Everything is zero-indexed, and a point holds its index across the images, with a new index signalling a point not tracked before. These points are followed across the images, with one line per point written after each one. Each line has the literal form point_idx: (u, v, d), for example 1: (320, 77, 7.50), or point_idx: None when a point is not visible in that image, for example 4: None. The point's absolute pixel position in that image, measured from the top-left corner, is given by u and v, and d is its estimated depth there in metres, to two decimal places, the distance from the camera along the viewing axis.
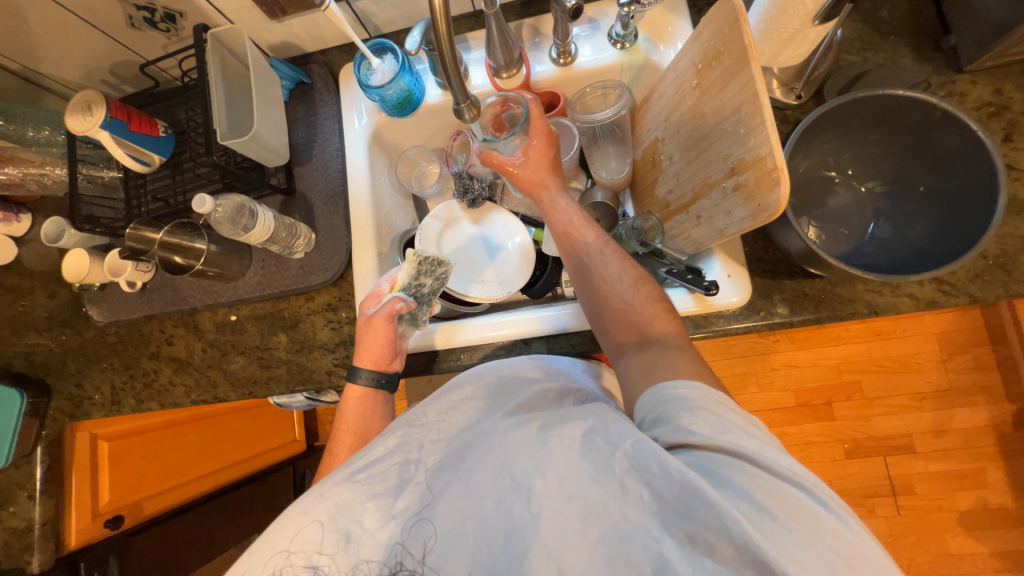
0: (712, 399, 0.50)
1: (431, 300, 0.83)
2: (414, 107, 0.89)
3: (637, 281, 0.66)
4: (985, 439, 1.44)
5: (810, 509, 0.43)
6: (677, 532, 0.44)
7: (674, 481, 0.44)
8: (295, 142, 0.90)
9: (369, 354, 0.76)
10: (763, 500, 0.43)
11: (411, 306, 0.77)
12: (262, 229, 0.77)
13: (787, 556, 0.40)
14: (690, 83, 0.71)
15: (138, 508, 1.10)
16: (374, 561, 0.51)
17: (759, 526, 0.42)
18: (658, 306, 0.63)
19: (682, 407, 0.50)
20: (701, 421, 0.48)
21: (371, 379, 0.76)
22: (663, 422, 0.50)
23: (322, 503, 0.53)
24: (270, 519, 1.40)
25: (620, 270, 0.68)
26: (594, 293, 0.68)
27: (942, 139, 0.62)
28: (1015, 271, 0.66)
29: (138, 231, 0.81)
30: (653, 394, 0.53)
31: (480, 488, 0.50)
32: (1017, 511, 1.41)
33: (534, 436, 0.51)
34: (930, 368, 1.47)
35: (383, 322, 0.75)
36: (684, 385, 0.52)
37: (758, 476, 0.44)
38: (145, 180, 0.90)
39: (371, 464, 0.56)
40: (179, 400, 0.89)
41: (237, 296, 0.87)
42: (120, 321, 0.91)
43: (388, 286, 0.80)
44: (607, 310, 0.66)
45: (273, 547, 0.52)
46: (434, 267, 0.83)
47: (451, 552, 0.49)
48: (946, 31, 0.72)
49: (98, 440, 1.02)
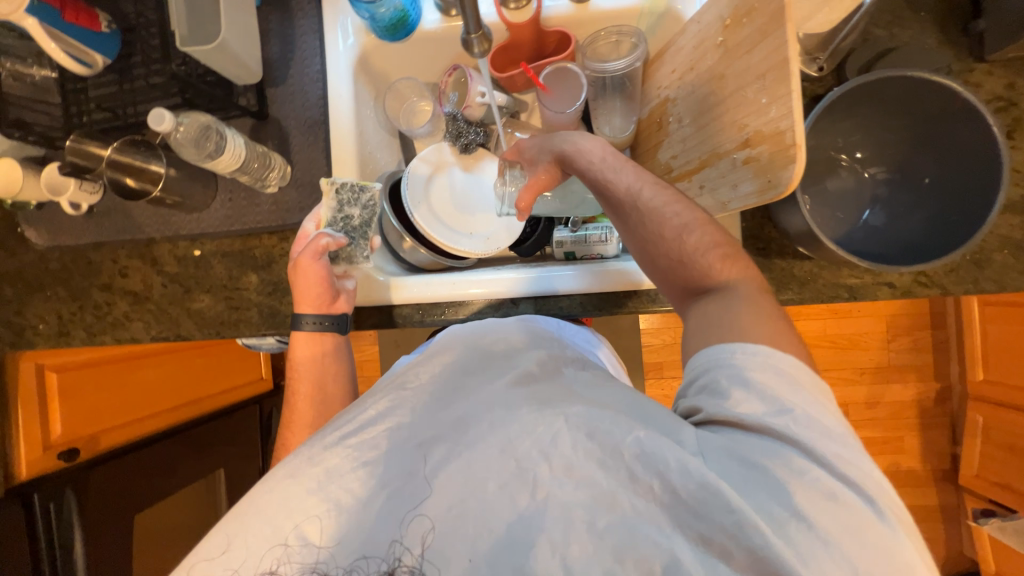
0: (775, 372, 0.47)
1: (366, 232, 0.77)
2: (409, 33, 0.79)
3: (686, 228, 0.60)
4: (909, 412, 1.60)
5: (856, 517, 0.41)
6: (690, 532, 0.44)
7: (691, 477, 0.44)
8: (267, 58, 0.79)
9: (305, 299, 0.72)
10: (802, 507, 0.42)
11: (340, 243, 0.73)
12: (231, 157, 0.69)
13: (815, 567, 0.40)
14: (714, 40, 0.65)
15: (95, 441, 1.05)
16: (368, 556, 0.47)
17: (790, 535, 0.41)
18: (717, 253, 0.58)
19: (737, 379, 0.48)
20: (752, 401, 0.46)
21: (315, 324, 0.73)
22: (713, 392, 0.49)
23: (311, 468, 0.50)
24: (236, 454, 1.39)
25: (666, 218, 0.60)
26: (641, 248, 0.63)
27: (954, 133, 0.62)
28: (987, 268, 0.69)
29: (81, 144, 0.73)
30: (708, 358, 0.51)
31: (482, 468, 0.49)
32: (922, 473, 1.61)
33: (538, 415, 0.50)
34: (875, 347, 1.58)
35: (310, 262, 0.71)
36: (742, 352, 0.49)
37: (807, 476, 0.43)
38: (86, 84, 0.78)
39: (361, 428, 0.53)
40: (137, 336, 0.83)
41: (200, 229, 0.80)
42: (64, 246, 0.82)
43: (315, 226, 0.76)
44: (656, 266, 0.62)
45: (259, 520, 0.48)
46: (358, 194, 0.76)
47: (452, 539, 0.47)
48: (975, 13, 0.70)
49: (46, 371, 0.96)
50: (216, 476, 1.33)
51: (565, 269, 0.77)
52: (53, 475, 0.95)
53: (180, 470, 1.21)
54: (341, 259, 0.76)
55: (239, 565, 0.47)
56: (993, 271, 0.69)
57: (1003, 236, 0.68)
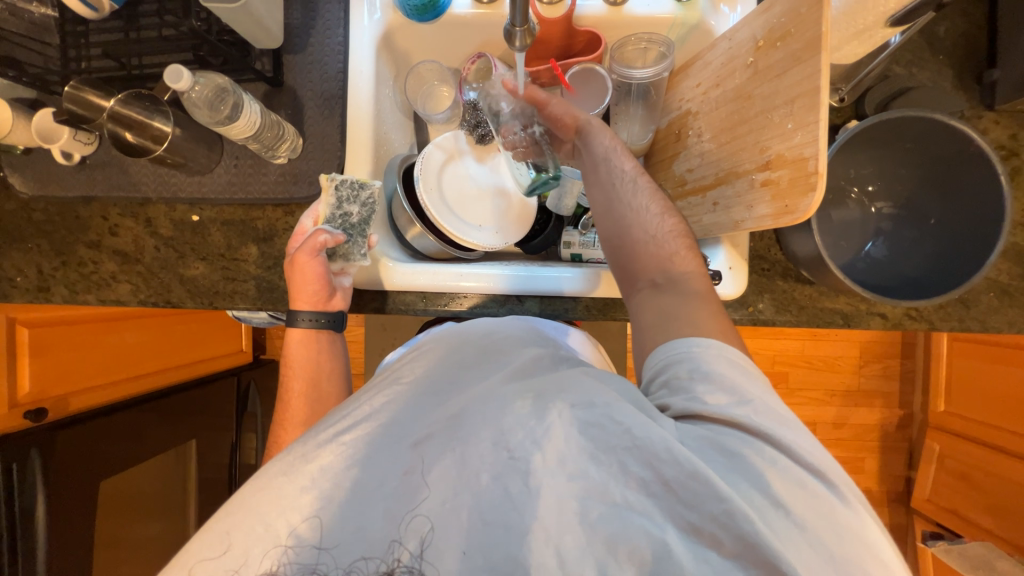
0: (727, 364, 0.51)
1: (364, 229, 0.74)
2: (438, 15, 0.78)
3: (664, 212, 0.65)
4: (872, 435, 1.67)
5: (823, 502, 0.45)
6: (681, 522, 0.45)
7: (681, 467, 0.45)
8: (287, 24, 0.76)
9: (301, 295, 0.70)
10: (780, 494, 0.44)
11: (338, 240, 0.70)
12: (246, 123, 0.66)
13: (794, 550, 0.42)
14: (744, 60, 0.66)
15: (64, 402, 1.01)
16: (368, 556, 0.46)
17: (772, 521, 0.43)
18: (682, 243, 0.64)
19: (697, 373, 0.51)
20: (716, 394, 0.49)
21: (311, 322, 0.72)
22: (677, 389, 0.51)
23: (306, 466, 0.49)
24: (211, 426, 1.36)
25: (650, 199, 0.66)
26: (617, 223, 0.66)
27: (965, 176, 0.65)
28: (973, 308, 0.72)
29: (79, 91, 0.68)
30: (667, 356, 0.54)
31: (475, 460, 0.48)
32: (878, 494, 1.69)
33: (532, 408, 0.50)
34: (847, 370, 1.64)
35: (308, 258, 0.69)
36: (699, 348, 0.53)
37: (778, 464, 0.46)
38: (88, 28, 0.73)
39: (356, 424, 0.52)
40: (123, 298, 0.80)
41: (201, 194, 0.77)
42: (50, 197, 0.78)
43: (313, 221, 0.74)
44: (627, 242, 0.65)
45: (251, 519, 0.47)
46: (357, 191, 0.74)
47: (448, 530, 0.47)
48: (990, 63, 0.72)
49: (17, 325, 0.93)
50: (188, 446, 1.29)
51: (571, 271, 0.77)
52: (19, 433, 0.91)
53: (148, 437, 1.16)
54: (337, 255, 0.73)
55: (240, 566, 0.45)
56: (979, 311, 0.72)
57: (992, 279, 0.72)
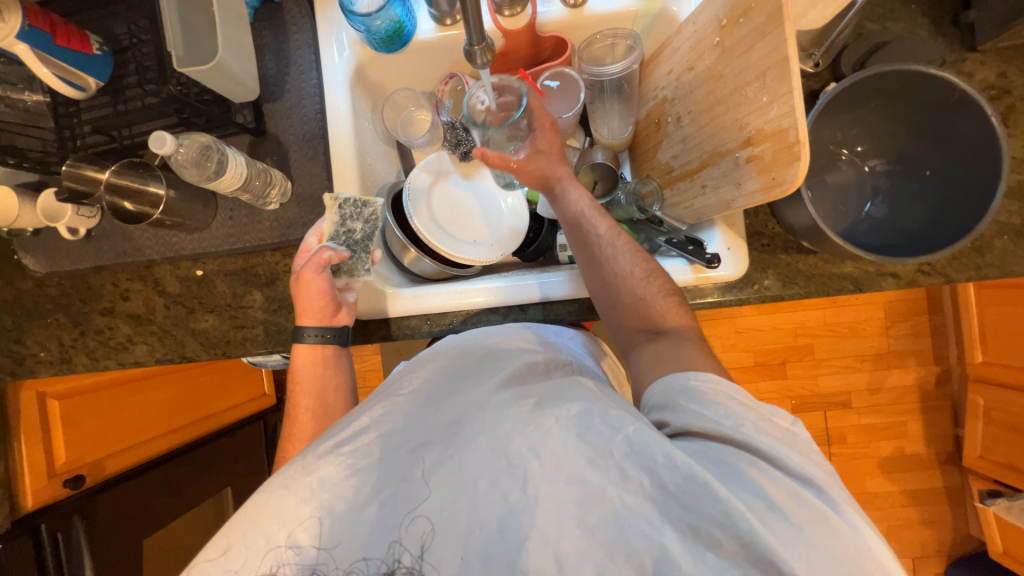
0: (725, 394, 0.52)
1: (367, 245, 0.76)
2: (404, 43, 0.80)
3: (648, 275, 0.65)
4: (911, 396, 1.61)
5: (819, 511, 0.44)
6: (678, 523, 0.44)
7: (679, 471, 0.45)
8: (262, 74, 0.79)
9: (307, 311, 0.71)
10: (777, 499, 0.44)
11: (343, 256, 0.72)
12: (232, 177, 0.68)
13: (794, 553, 0.42)
14: (711, 41, 0.65)
15: (99, 467, 1.03)
16: (368, 557, 0.47)
17: (772, 525, 0.43)
18: (671, 300, 0.65)
19: (695, 398, 0.52)
20: (712, 412, 0.50)
21: (318, 336, 0.72)
22: (672, 409, 0.53)
23: (305, 478, 0.49)
24: (245, 471, 1.38)
25: (632, 263, 0.66)
26: (606, 287, 0.67)
27: (956, 123, 0.63)
28: (988, 254, 0.70)
29: (77, 168, 0.71)
30: (665, 383, 0.56)
31: (473, 468, 0.49)
32: (926, 457, 1.62)
33: (530, 415, 0.50)
34: (874, 334, 1.59)
35: (313, 275, 0.70)
36: (697, 379, 0.54)
37: (772, 475, 0.46)
38: (79, 107, 0.77)
39: (354, 435, 0.53)
40: (141, 359, 0.82)
41: (201, 249, 0.79)
42: (62, 272, 0.81)
43: (317, 239, 0.74)
44: (619, 306, 0.66)
45: (252, 531, 0.48)
46: (360, 209, 0.75)
47: (447, 536, 0.47)
48: (965, 5, 0.71)
49: (47, 399, 0.94)
50: (224, 494, 1.31)
51: (568, 276, 0.77)
52: (61, 502, 0.94)
53: (185, 490, 1.18)
54: (342, 271, 0.75)
55: (240, 566, 0.47)
56: (995, 258, 0.69)
57: (1003, 222, 0.69)
